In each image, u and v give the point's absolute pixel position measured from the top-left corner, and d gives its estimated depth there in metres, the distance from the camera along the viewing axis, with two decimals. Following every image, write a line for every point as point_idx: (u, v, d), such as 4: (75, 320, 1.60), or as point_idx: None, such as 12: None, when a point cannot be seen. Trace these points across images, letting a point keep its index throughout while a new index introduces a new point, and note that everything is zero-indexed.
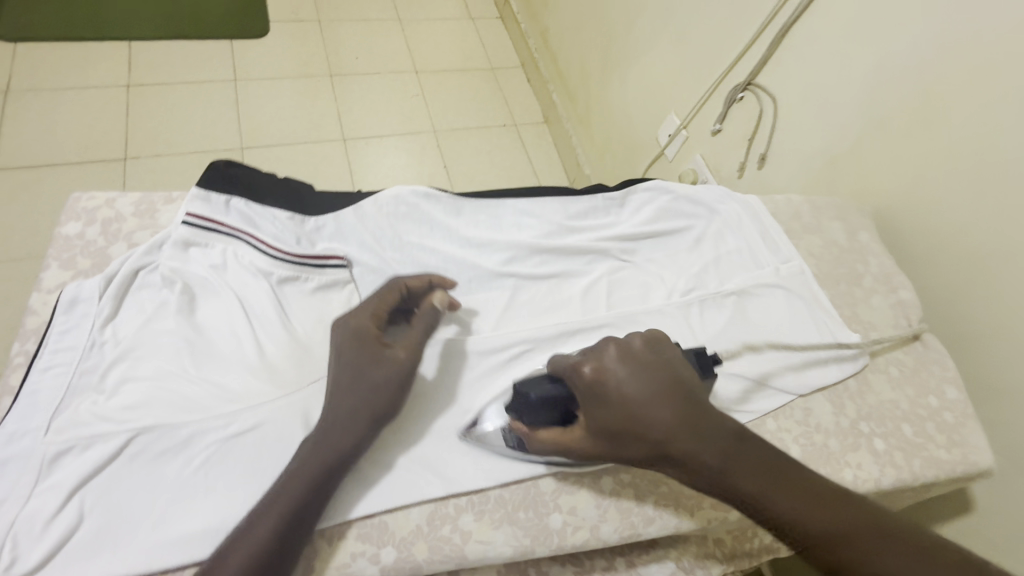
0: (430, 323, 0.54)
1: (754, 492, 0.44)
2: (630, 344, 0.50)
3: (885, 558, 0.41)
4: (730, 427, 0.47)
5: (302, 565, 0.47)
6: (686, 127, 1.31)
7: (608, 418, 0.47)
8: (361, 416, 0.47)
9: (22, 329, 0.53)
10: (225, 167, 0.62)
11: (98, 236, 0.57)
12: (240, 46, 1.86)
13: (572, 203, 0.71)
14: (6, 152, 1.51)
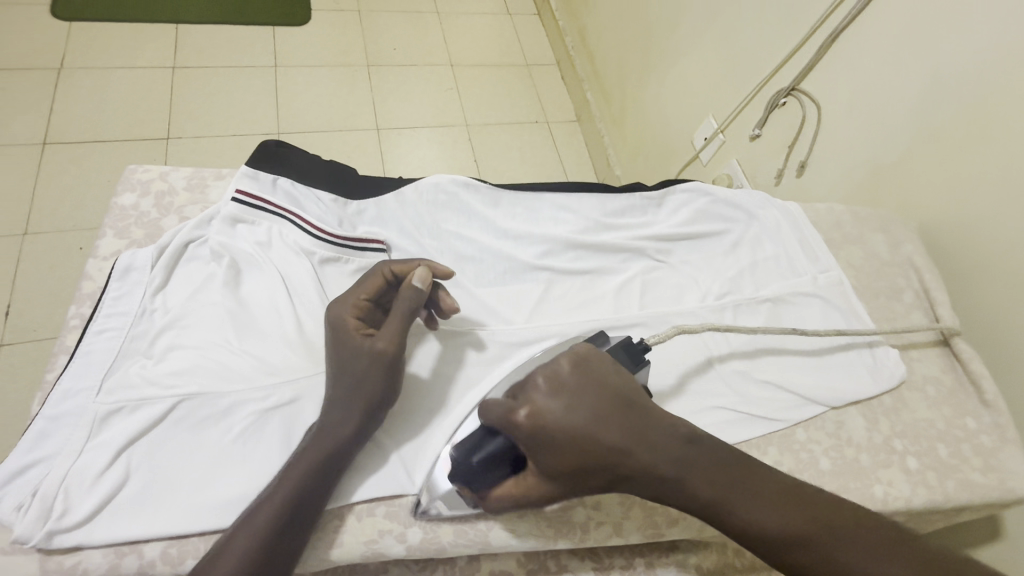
0: (415, 306, 0.50)
1: (710, 496, 0.43)
2: (558, 371, 0.45)
3: (844, 552, 0.41)
4: (681, 429, 0.45)
5: (331, 537, 0.48)
6: (724, 132, 1.29)
7: (554, 462, 0.43)
8: (344, 424, 0.47)
9: (79, 293, 0.55)
10: (275, 147, 0.63)
11: (152, 208, 0.59)
12: (282, 33, 1.90)
13: (610, 200, 0.71)
14: (58, 126, 1.58)
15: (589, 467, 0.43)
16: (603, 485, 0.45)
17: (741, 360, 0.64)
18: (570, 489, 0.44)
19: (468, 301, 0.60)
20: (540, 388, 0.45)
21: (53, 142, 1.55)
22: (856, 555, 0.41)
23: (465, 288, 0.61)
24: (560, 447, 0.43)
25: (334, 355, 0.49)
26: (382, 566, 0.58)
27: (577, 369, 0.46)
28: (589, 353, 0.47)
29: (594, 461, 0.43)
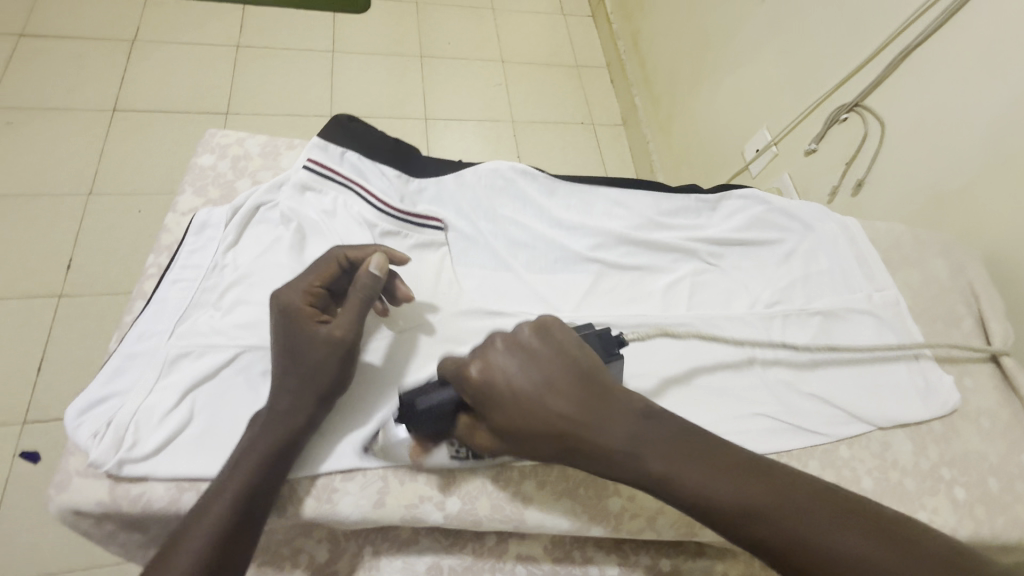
0: (371, 295, 0.51)
1: (661, 472, 0.42)
2: (518, 335, 0.47)
3: (799, 527, 0.40)
4: (638, 405, 0.45)
5: (373, 498, 0.50)
6: (777, 144, 1.26)
7: (502, 420, 0.45)
8: (305, 407, 0.48)
9: (158, 244, 0.59)
10: (348, 122, 0.66)
11: (228, 170, 0.63)
12: (341, 20, 1.95)
13: (665, 200, 0.71)
14: (127, 94, 1.66)
15: (538, 432, 0.44)
16: (556, 454, 0.45)
17: (786, 370, 0.62)
18: (518, 450, 0.46)
19: (518, 285, 0.61)
20: (500, 349, 0.46)
21: (122, 109, 1.63)
22: (806, 525, 0.41)
23: (516, 272, 0.62)
24: (505, 406, 0.44)
25: (285, 343, 0.49)
26: (412, 536, 0.60)
27: (542, 339, 0.46)
28: (556, 324, 0.48)
29: (543, 428, 0.44)
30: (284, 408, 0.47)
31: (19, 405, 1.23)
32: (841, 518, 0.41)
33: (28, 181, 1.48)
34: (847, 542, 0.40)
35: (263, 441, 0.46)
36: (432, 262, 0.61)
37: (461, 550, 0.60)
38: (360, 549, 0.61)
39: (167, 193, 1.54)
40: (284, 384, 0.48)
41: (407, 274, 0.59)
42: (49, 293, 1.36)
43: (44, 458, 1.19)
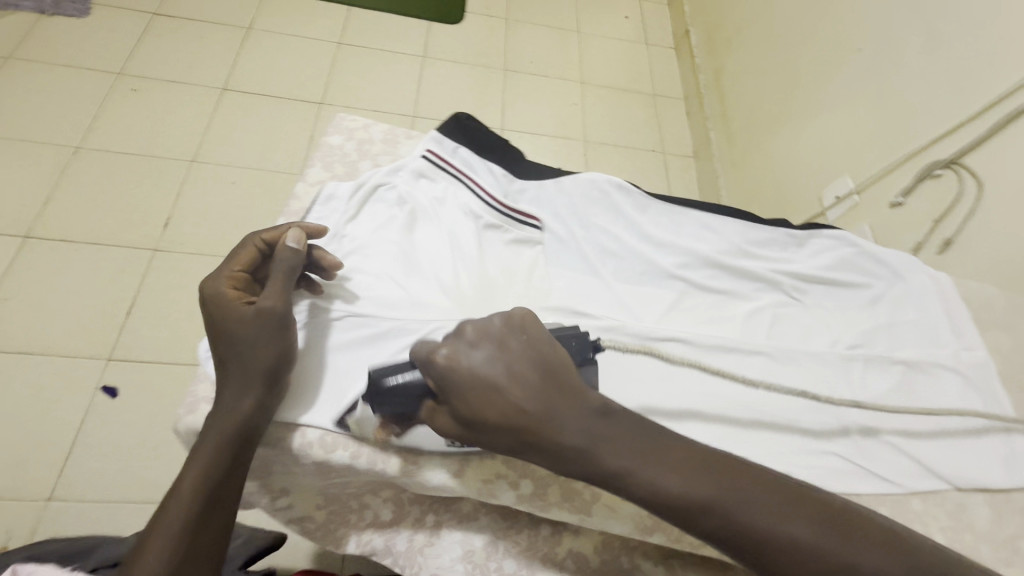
0: (294, 265, 0.55)
1: (617, 468, 0.43)
2: (489, 325, 0.46)
3: (744, 517, 0.41)
4: (595, 403, 0.44)
5: (454, 467, 0.53)
6: (859, 194, 1.24)
7: (458, 406, 0.44)
8: (253, 392, 0.50)
9: (289, 209, 0.67)
10: (465, 120, 0.72)
11: (353, 151, 0.71)
12: (434, 28, 2.06)
13: (753, 230, 0.73)
14: (236, 76, 1.81)
15: (498, 425, 0.43)
16: (515, 447, 0.44)
17: (862, 415, 0.61)
18: (475, 440, 0.45)
19: (603, 291, 0.64)
20: (468, 337, 0.45)
21: (230, 89, 1.78)
22: (756, 516, 0.41)
23: (603, 279, 0.65)
24: (465, 395, 0.44)
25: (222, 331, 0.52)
26: (473, 512, 0.66)
27: (512, 332, 0.46)
28: (524, 313, 0.48)
29: (502, 422, 0.43)
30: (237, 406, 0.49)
31: (107, 344, 1.33)
32: (786, 503, 0.42)
33: (142, 143, 1.62)
34: (793, 531, 0.41)
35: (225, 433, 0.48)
36: (527, 258, 0.66)
37: (517, 535, 0.65)
38: (423, 516, 0.67)
39: (259, 169, 1.65)
40: (233, 374, 0.50)
41: (502, 266, 0.64)
42: (146, 246, 1.47)
43: (122, 395, 1.28)
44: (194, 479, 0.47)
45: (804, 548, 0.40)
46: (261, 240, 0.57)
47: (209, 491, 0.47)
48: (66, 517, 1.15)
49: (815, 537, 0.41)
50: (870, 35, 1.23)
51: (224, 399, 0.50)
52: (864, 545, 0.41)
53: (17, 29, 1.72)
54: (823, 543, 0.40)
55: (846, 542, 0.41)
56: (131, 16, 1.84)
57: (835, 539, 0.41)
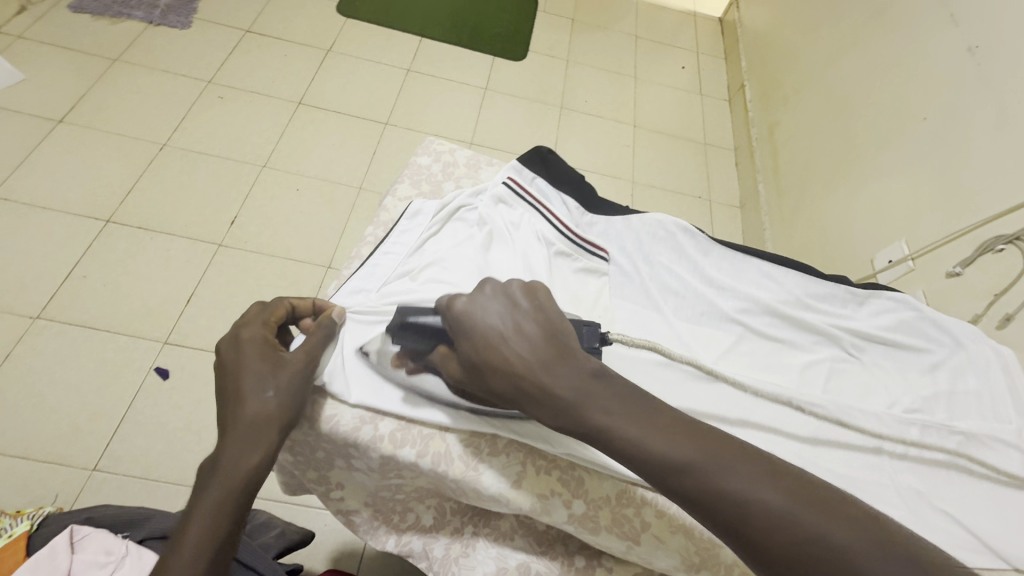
0: (330, 333, 0.61)
1: (598, 422, 0.45)
2: (508, 286, 0.53)
3: (725, 482, 0.41)
4: (588, 364, 0.47)
5: (514, 480, 0.57)
6: (913, 260, 1.23)
7: (469, 349, 0.51)
8: (269, 399, 0.53)
9: (378, 219, 0.78)
10: (546, 152, 0.79)
11: (438, 172, 0.83)
12: (498, 63, 2.18)
13: (813, 283, 0.75)
14: (312, 91, 1.93)
15: (496, 366, 0.48)
16: (508, 395, 0.49)
17: (917, 478, 0.61)
18: (479, 383, 0.51)
19: (664, 326, 0.69)
20: (487, 294, 0.52)
21: (306, 103, 1.90)
22: (730, 481, 0.41)
23: (664, 314, 0.70)
24: (474, 341, 0.50)
25: (248, 369, 0.53)
26: (511, 531, 0.67)
27: (527, 295, 0.52)
28: (543, 286, 0.53)
29: (499, 365, 0.48)
30: (263, 414, 0.52)
31: (165, 328, 1.41)
32: (763, 472, 0.41)
33: (220, 146, 1.75)
34: (769, 499, 0.40)
35: (258, 439, 0.51)
36: (594, 287, 0.71)
37: (551, 560, 0.65)
38: (462, 527, 0.68)
39: (323, 179, 1.74)
40: (249, 395, 0.52)
41: (571, 290, 0.69)
42: (212, 241, 1.56)
43: (173, 377, 1.35)
44: (218, 491, 0.48)
45: (777, 516, 0.39)
46: (295, 303, 0.63)
47: (235, 500, 0.48)
48: (106, 490, 1.19)
49: (789, 505, 0.39)
50: (936, 105, 1.24)
51: (252, 404, 0.52)
52: (838, 519, 0.39)
53: (127, 35, 1.90)
54: (798, 513, 0.39)
55: (824, 515, 0.39)
56: (227, 31, 2.01)
57: (812, 512, 0.39)
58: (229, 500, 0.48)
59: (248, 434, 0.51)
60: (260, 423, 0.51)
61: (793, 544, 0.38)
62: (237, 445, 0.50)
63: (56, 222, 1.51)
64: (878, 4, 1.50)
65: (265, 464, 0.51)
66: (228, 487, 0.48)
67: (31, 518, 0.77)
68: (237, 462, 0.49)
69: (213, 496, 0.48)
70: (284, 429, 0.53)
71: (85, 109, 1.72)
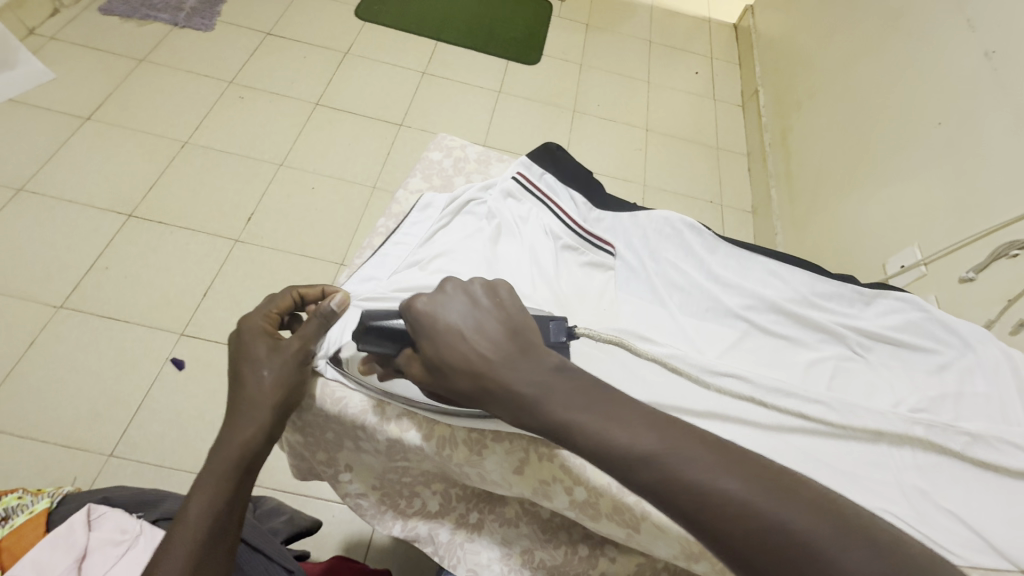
0: (328, 320, 0.61)
1: (561, 418, 0.46)
2: (468, 285, 0.53)
3: (682, 471, 0.42)
4: (550, 360, 0.48)
5: (517, 464, 0.59)
6: (926, 265, 1.22)
7: (430, 351, 0.50)
8: (266, 381, 0.56)
9: (389, 211, 0.81)
10: (554, 149, 0.81)
11: (449, 167, 0.85)
12: (512, 67, 2.20)
13: (820, 282, 0.76)
14: (329, 92, 1.97)
15: (459, 366, 0.48)
16: (472, 394, 0.49)
17: (921, 477, 0.60)
18: (440, 384, 0.50)
19: (669, 321, 0.70)
20: (448, 292, 0.52)
21: (323, 104, 1.94)
22: (687, 471, 0.42)
23: (668, 309, 0.71)
24: (438, 343, 0.49)
25: (246, 354, 0.57)
26: (515, 518, 0.68)
27: (488, 294, 0.52)
28: (503, 285, 0.54)
29: (462, 365, 0.48)
30: (261, 393, 0.55)
31: (182, 320, 1.44)
32: (721, 461, 0.42)
33: (239, 144, 1.79)
34: (727, 487, 0.41)
35: (256, 417, 0.54)
36: (600, 281, 0.73)
37: (554, 548, 0.66)
38: (467, 513, 0.70)
39: (338, 178, 1.78)
40: (246, 378, 0.55)
41: (577, 283, 0.71)
42: (228, 236, 1.60)
43: (188, 368, 1.38)
44: (219, 464, 0.52)
45: (735, 504, 0.40)
46: (302, 292, 0.66)
47: (235, 473, 0.53)
48: (122, 476, 1.23)
49: (750, 494, 0.40)
50: (952, 110, 1.24)
51: (251, 385, 0.55)
52: (797, 505, 0.40)
53: (153, 37, 1.97)
54: (756, 500, 0.40)
55: (779, 501, 0.40)
56: (249, 33, 2.06)
57: (771, 499, 0.40)
58: (230, 472, 0.52)
59: (247, 411, 0.54)
60: (259, 402, 0.55)
61: (750, 531, 0.39)
62: (237, 422, 0.54)
63: (80, 215, 1.56)
64: (895, 9, 1.50)
65: (264, 440, 0.55)
66: (229, 460, 0.52)
67: (51, 495, 0.80)
68: (237, 438, 0.53)
69: (215, 468, 0.52)
70: (283, 408, 0.57)
71: (110, 107, 1.77)
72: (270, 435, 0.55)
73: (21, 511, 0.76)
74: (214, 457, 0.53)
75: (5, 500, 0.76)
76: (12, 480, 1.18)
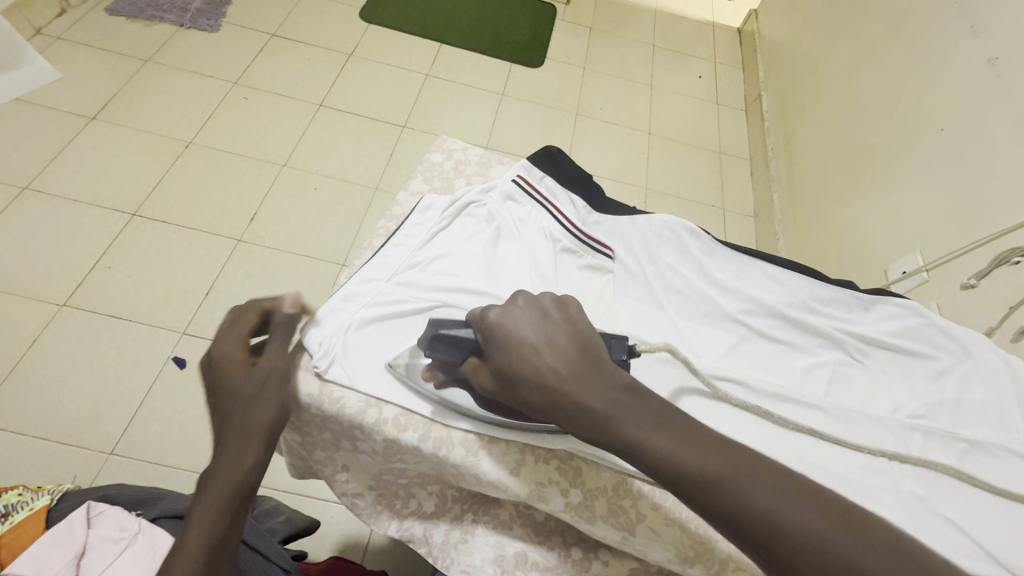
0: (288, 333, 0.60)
1: (634, 436, 0.44)
2: (539, 299, 0.52)
3: (759, 500, 0.41)
4: (620, 378, 0.47)
5: (512, 466, 0.59)
6: (928, 271, 1.21)
7: (501, 360, 0.49)
8: (253, 413, 0.52)
9: (390, 212, 0.81)
10: (553, 152, 0.82)
11: (451, 170, 0.85)
12: (515, 70, 2.21)
13: (819, 287, 0.76)
14: (333, 94, 1.98)
15: (529, 377, 0.47)
16: (541, 408, 0.47)
17: (919, 483, 0.60)
18: (508, 395, 0.49)
19: (667, 325, 0.70)
20: (519, 305, 0.51)
21: (327, 105, 1.95)
22: (761, 498, 0.41)
23: (667, 313, 0.71)
24: (509, 352, 0.48)
25: (225, 390, 0.53)
26: (510, 521, 0.68)
27: (558, 308, 0.51)
28: (572, 302, 0.53)
29: (532, 377, 0.47)
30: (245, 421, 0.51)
31: (183, 319, 1.45)
32: (800, 492, 0.41)
33: (243, 145, 1.80)
34: (803, 519, 0.40)
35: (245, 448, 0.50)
36: (598, 283, 0.73)
37: (548, 550, 0.66)
38: (462, 514, 0.70)
39: (341, 179, 1.78)
40: (231, 410, 0.52)
41: (576, 285, 0.71)
42: (231, 236, 1.61)
43: (189, 367, 1.38)
44: (211, 503, 0.48)
45: (813, 538, 0.39)
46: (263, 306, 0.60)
47: (229, 510, 0.48)
48: (122, 474, 1.23)
49: (823, 525, 0.40)
50: (955, 116, 1.23)
51: (233, 414, 0.52)
52: (871, 543, 0.39)
53: (159, 37, 1.98)
54: (833, 534, 0.40)
55: (858, 538, 0.40)
56: (254, 35, 2.08)
57: (845, 531, 0.40)
58: (223, 510, 0.48)
59: (235, 445, 0.50)
60: (245, 430, 0.51)
61: (825, 567, 0.38)
62: (224, 459, 0.49)
63: (85, 214, 1.57)
64: (899, 15, 1.49)
65: (257, 474, 0.51)
66: (222, 498, 0.48)
67: (52, 492, 0.80)
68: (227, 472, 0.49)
69: (208, 507, 0.48)
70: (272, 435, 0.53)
71: (115, 107, 1.79)
72: (259, 468, 0.51)
73: (21, 509, 0.75)
74: (204, 496, 0.48)
75: (6, 497, 0.75)
76: (12, 477, 1.18)
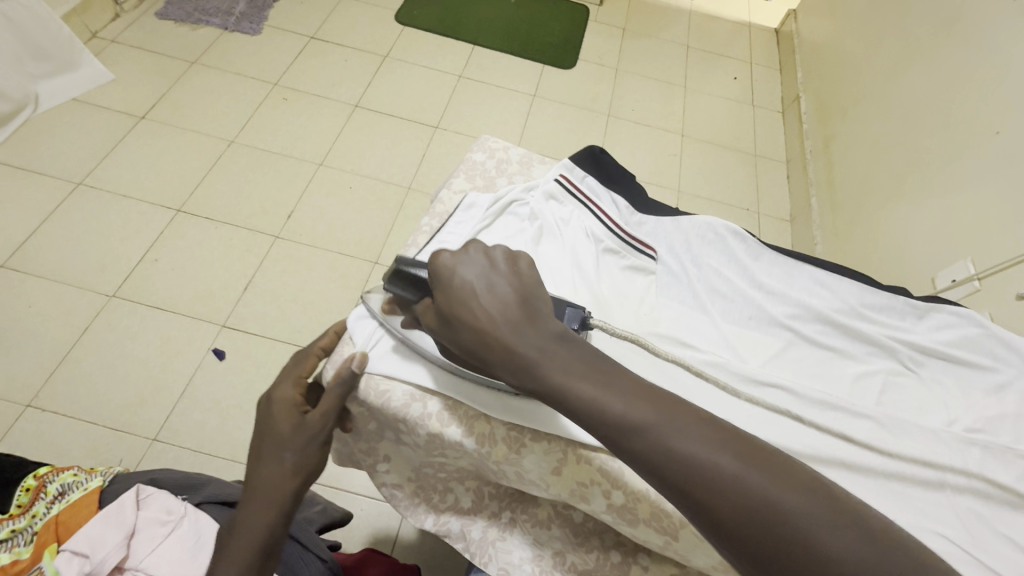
0: (349, 385, 0.61)
1: (557, 382, 0.45)
2: (492, 250, 0.52)
3: (672, 445, 0.40)
4: (556, 330, 0.47)
5: (556, 464, 0.59)
6: (980, 279, 1.15)
7: (443, 301, 0.50)
8: (294, 461, 0.58)
9: (433, 210, 0.83)
10: (599, 152, 0.82)
11: (494, 169, 0.86)
12: (547, 71, 2.21)
13: (870, 294, 0.73)
14: (368, 95, 2.02)
15: (467, 321, 0.48)
16: (473, 349, 0.48)
17: (979, 501, 0.57)
18: (446, 334, 0.50)
19: (710, 327, 0.70)
20: (470, 252, 0.52)
21: (362, 106, 1.99)
22: (682, 444, 0.40)
23: (710, 316, 0.71)
24: (450, 298, 0.49)
25: (272, 434, 0.58)
26: (547, 521, 0.69)
27: (509, 261, 0.51)
28: (528, 257, 0.53)
29: (467, 320, 0.48)
30: (277, 478, 0.57)
31: (224, 312, 1.50)
32: (720, 438, 0.41)
33: (283, 144, 1.85)
34: (720, 463, 0.39)
35: (280, 498, 0.57)
36: (640, 285, 0.73)
37: (586, 553, 0.66)
38: (500, 512, 0.71)
39: (375, 178, 1.81)
40: (271, 455, 0.58)
41: (619, 287, 0.71)
42: (269, 233, 1.65)
43: (228, 359, 1.43)
44: (256, 534, 0.55)
45: (725, 479, 0.39)
46: (320, 346, 0.66)
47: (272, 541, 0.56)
48: (165, 460, 1.28)
49: (740, 470, 0.39)
50: (1012, 119, 1.17)
51: (267, 472, 0.57)
52: (790, 486, 0.38)
53: (204, 40, 2.05)
54: (746, 475, 0.39)
55: (775, 481, 0.39)
56: (294, 38, 2.13)
57: (765, 477, 0.39)
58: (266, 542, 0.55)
59: (277, 488, 0.57)
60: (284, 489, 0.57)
61: (735, 508, 0.38)
62: (266, 497, 0.56)
63: (134, 209, 1.63)
64: (950, 13, 1.44)
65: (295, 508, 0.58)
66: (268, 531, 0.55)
67: (104, 474, 0.81)
68: (262, 520, 0.55)
69: (250, 538, 0.54)
70: (305, 488, 0.59)
71: (163, 108, 1.86)
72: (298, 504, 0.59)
73: (76, 488, 0.76)
74: (244, 526, 0.55)
75: (62, 476, 0.77)
76: (65, 459, 1.24)
